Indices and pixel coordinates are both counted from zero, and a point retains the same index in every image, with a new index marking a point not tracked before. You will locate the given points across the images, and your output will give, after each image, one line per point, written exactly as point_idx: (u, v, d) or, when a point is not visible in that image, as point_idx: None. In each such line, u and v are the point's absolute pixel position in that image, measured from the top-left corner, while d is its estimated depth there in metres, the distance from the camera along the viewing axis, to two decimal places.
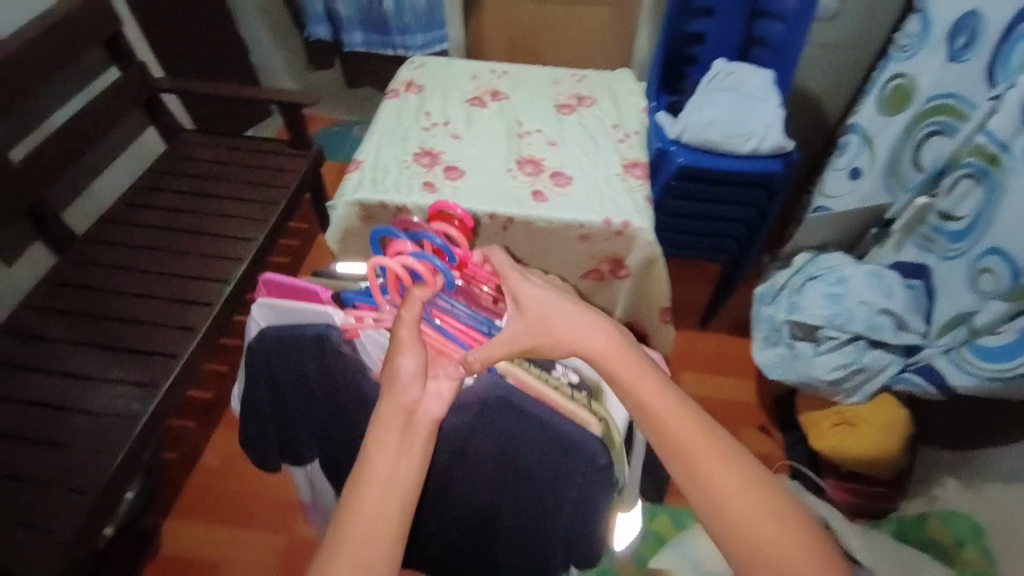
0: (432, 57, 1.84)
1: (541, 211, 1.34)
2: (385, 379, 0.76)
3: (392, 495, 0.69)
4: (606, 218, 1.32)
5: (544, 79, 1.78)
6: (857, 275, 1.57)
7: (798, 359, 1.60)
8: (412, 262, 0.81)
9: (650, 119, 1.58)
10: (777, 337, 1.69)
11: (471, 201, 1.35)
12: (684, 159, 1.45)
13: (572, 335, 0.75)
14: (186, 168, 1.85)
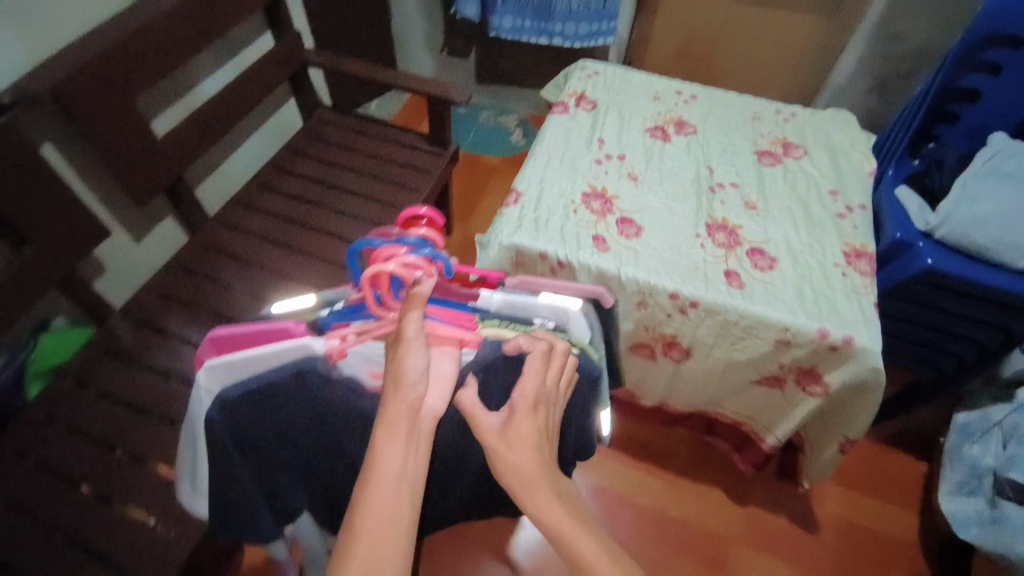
0: (608, 65, 1.56)
1: (736, 302, 1.07)
2: (389, 378, 0.63)
3: (406, 492, 0.59)
4: (821, 328, 1.03)
5: (743, 112, 1.45)
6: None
7: (1004, 525, 1.17)
8: (409, 256, 0.73)
9: (885, 194, 1.23)
10: (978, 487, 1.28)
11: (649, 270, 1.11)
12: (934, 258, 1.10)
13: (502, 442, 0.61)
14: (320, 151, 1.72)
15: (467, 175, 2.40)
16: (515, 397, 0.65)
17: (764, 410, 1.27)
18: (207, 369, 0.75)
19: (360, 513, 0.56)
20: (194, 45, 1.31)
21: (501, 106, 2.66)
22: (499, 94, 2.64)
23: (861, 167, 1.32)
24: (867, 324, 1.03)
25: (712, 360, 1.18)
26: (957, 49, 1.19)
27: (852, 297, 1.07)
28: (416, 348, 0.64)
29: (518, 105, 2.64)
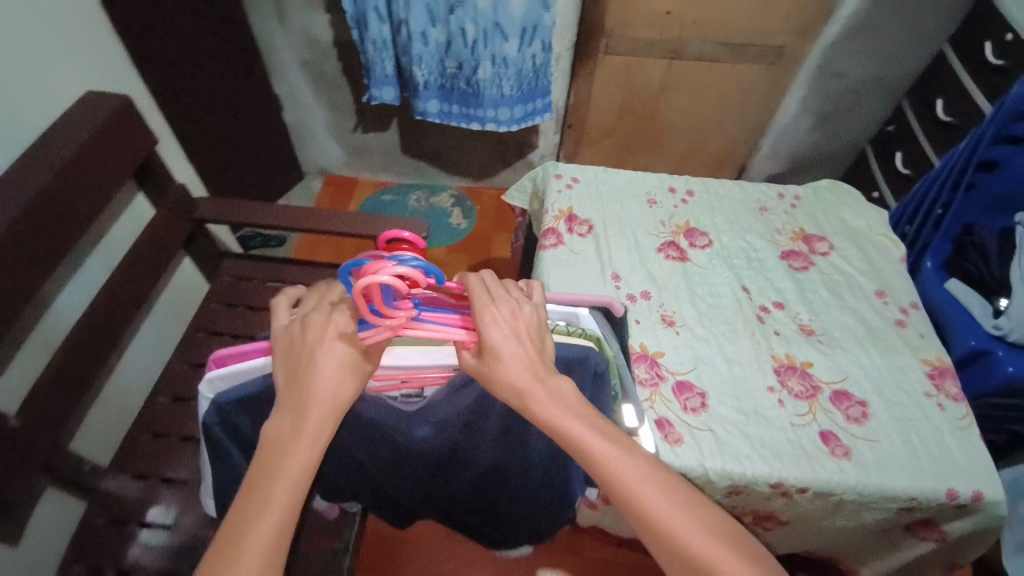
0: (587, 167, 1.34)
1: (847, 478, 0.88)
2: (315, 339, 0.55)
3: (326, 414, 0.53)
4: (949, 489, 0.87)
5: (748, 203, 1.29)
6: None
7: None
8: (401, 266, 0.55)
9: (934, 290, 1.13)
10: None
11: (737, 461, 0.90)
12: (1018, 368, 0.98)
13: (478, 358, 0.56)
14: (240, 321, 1.30)
15: None
16: (504, 331, 0.56)
17: (857, 549, 1.08)
18: (211, 379, 0.66)
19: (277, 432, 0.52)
20: (37, 265, 0.89)
21: (430, 185, 2.32)
22: (425, 174, 2.30)
23: (890, 253, 1.20)
24: (989, 471, 0.89)
25: (812, 524, 0.99)
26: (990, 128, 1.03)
27: (955, 436, 0.93)
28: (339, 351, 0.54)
29: (449, 181, 2.32)
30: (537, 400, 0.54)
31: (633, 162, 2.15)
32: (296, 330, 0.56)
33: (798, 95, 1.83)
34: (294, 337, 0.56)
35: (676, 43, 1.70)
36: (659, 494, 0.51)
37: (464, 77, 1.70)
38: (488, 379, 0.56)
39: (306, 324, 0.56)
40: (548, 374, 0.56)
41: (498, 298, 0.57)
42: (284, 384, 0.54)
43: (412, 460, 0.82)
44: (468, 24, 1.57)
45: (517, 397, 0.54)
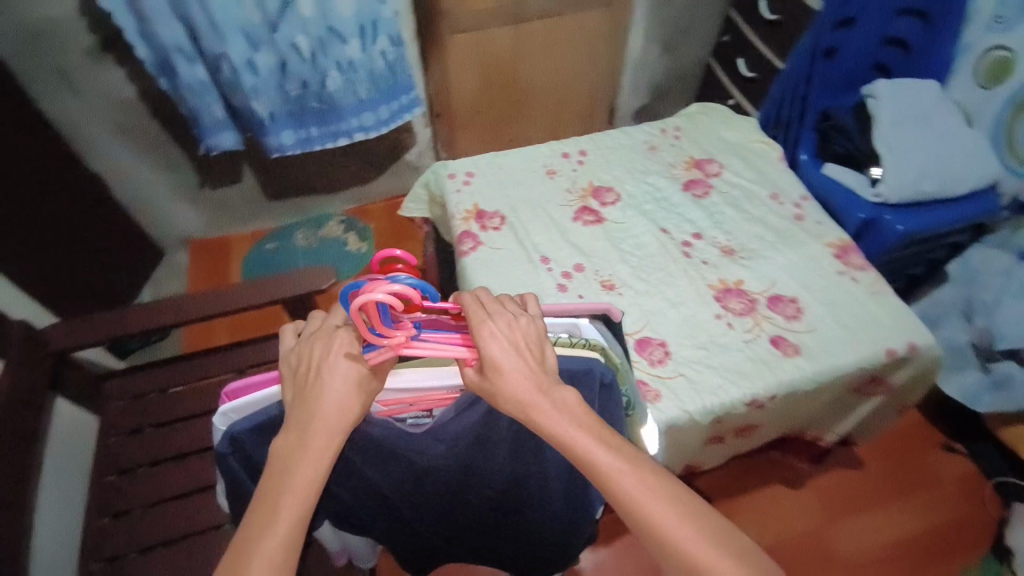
0: (476, 157, 1.29)
1: (806, 372, 0.96)
2: (319, 351, 0.60)
3: (332, 426, 0.57)
4: (886, 349, 0.98)
5: (638, 146, 1.32)
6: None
7: (1012, 386, 1.38)
8: (396, 287, 0.62)
9: (815, 178, 1.23)
10: (966, 362, 1.46)
11: (714, 394, 0.94)
12: (903, 225, 1.12)
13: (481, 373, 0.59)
14: (157, 443, 1.13)
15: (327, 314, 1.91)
16: (502, 342, 0.59)
17: (824, 422, 1.20)
18: (225, 411, 0.67)
19: (292, 437, 0.56)
20: None
21: (314, 219, 2.13)
22: (303, 209, 2.11)
23: (770, 155, 1.29)
24: (912, 320, 1.01)
25: (785, 420, 1.08)
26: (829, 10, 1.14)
27: (876, 300, 1.04)
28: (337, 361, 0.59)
29: (333, 207, 2.15)
30: (540, 410, 0.56)
31: (510, 134, 2.13)
32: (304, 357, 0.61)
33: (638, 27, 1.89)
34: (304, 365, 0.61)
35: (514, 4, 1.67)
36: (650, 494, 0.52)
37: (312, 96, 1.54)
38: (492, 396, 0.59)
39: (314, 347, 0.61)
40: (550, 384, 0.58)
41: (493, 320, 0.60)
42: (292, 400, 0.59)
43: (433, 481, 0.79)
44: (298, 38, 1.42)
45: (518, 407, 0.56)
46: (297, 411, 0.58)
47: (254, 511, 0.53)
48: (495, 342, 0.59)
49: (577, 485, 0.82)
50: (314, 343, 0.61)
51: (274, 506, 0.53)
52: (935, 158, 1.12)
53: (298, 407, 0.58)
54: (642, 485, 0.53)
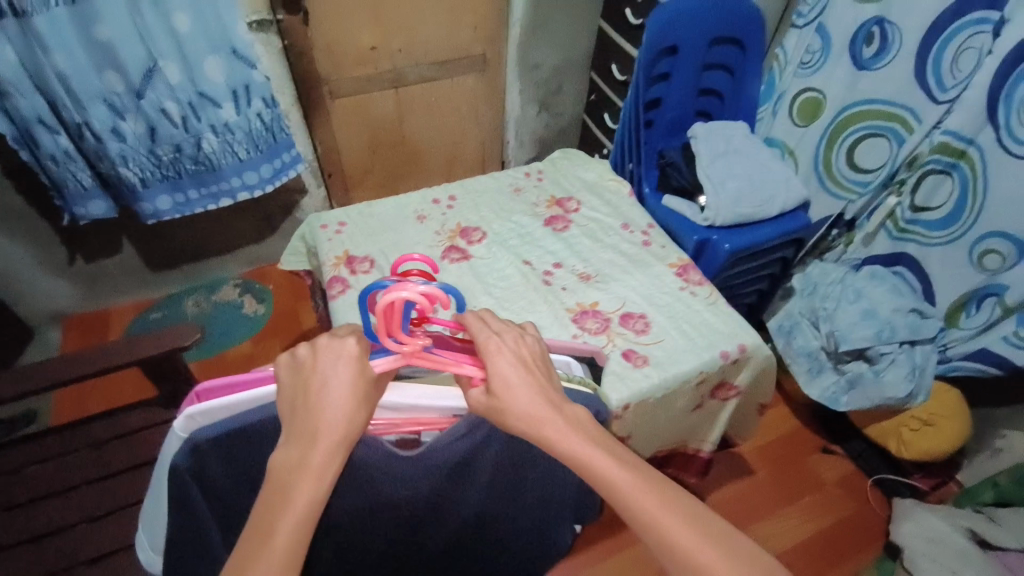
0: (349, 208, 1.33)
1: (651, 380, 1.03)
2: (315, 372, 0.64)
3: (336, 447, 0.60)
4: (721, 352, 1.08)
5: (505, 190, 1.42)
6: (870, 287, 1.55)
7: (863, 384, 1.52)
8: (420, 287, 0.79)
9: (657, 208, 1.39)
10: (822, 367, 1.61)
11: None
12: (730, 243, 1.28)
13: (492, 395, 0.66)
14: (21, 524, 1.11)
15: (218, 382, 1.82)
16: (512, 364, 0.68)
17: (697, 429, 1.28)
18: (190, 415, 0.66)
19: (300, 453, 0.59)
20: None
21: (206, 284, 2.07)
22: (195, 274, 2.05)
23: (621, 191, 1.43)
24: (741, 324, 1.13)
25: (654, 427, 1.15)
26: (645, 66, 1.32)
27: (713, 309, 1.16)
28: (335, 383, 0.63)
29: (227, 271, 2.10)
30: (548, 421, 0.63)
31: (404, 188, 2.21)
32: (307, 373, 0.64)
33: (513, 89, 2.06)
34: (308, 381, 0.63)
35: (391, 72, 1.81)
36: (657, 502, 0.56)
37: (188, 160, 1.56)
38: (499, 412, 0.66)
39: (318, 364, 0.64)
40: (554, 398, 0.66)
41: (492, 349, 0.70)
42: (290, 414, 0.62)
43: (408, 520, 0.86)
44: (167, 104, 1.45)
45: (532, 424, 0.63)
46: (306, 424, 0.61)
47: (259, 516, 0.56)
48: (502, 363, 0.68)
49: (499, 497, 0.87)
50: (321, 354, 0.65)
51: (279, 511, 0.56)
52: (749, 186, 1.30)
53: (305, 425, 0.61)
54: (643, 486, 0.57)
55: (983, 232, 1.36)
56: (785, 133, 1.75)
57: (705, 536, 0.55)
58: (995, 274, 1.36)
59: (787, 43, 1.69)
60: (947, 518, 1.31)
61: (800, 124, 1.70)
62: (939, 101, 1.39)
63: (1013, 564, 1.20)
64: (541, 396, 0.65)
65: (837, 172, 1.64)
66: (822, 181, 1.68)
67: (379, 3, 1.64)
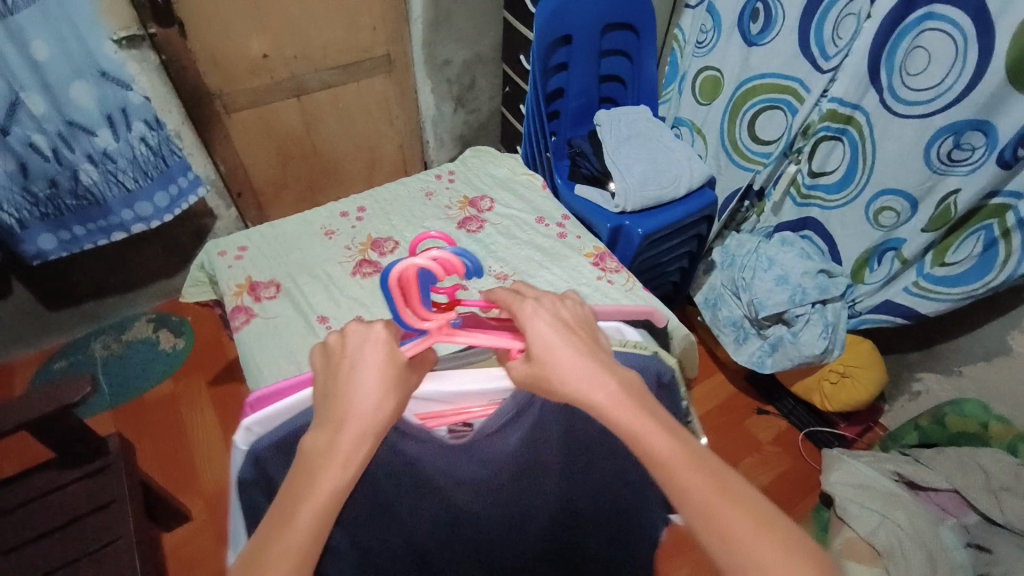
0: (249, 230, 1.26)
1: None
2: (344, 355, 0.63)
3: (365, 435, 0.59)
4: None
5: (416, 196, 1.38)
6: (782, 254, 1.61)
7: (783, 346, 1.58)
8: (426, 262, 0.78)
9: (570, 198, 1.38)
10: (746, 333, 1.68)
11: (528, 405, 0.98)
12: (642, 226, 1.29)
13: (534, 364, 0.63)
14: None
15: (137, 428, 1.70)
16: (558, 330, 0.64)
17: None
18: (247, 427, 0.73)
19: (325, 436, 0.58)
20: None
21: (115, 323, 1.94)
22: (99, 311, 1.91)
23: (534, 185, 1.42)
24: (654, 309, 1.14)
25: None
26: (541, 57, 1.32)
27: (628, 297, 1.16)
28: (365, 360, 0.63)
29: (138, 307, 1.98)
30: (590, 392, 0.58)
31: (324, 201, 2.13)
32: (337, 364, 0.63)
33: (425, 88, 2.00)
34: (337, 372, 0.63)
35: (293, 81, 1.73)
36: (710, 488, 0.50)
37: (67, 194, 1.45)
38: (544, 377, 0.62)
39: (351, 354, 0.63)
40: (604, 360, 0.61)
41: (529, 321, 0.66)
42: (326, 392, 0.62)
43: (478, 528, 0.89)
44: (34, 136, 1.34)
45: (575, 397, 0.58)
46: (337, 403, 0.60)
47: (290, 485, 0.56)
48: (550, 332, 0.64)
49: (575, 479, 0.88)
50: (351, 342, 0.64)
51: (301, 498, 0.55)
52: (654, 169, 1.32)
53: (333, 407, 0.60)
54: (691, 471, 0.50)
55: (877, 191, 1.43)
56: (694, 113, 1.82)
57: (757, 528, 0.47)
58: (891, 230, 1.44)
59: (685, 24, 1.77)
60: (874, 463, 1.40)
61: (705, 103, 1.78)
62: (822, 71, 1.44)
63: (946, 503, 1.31)
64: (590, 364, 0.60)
65: (742, 145, 1.71)
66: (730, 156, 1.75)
67: (264, 11, 1.56)
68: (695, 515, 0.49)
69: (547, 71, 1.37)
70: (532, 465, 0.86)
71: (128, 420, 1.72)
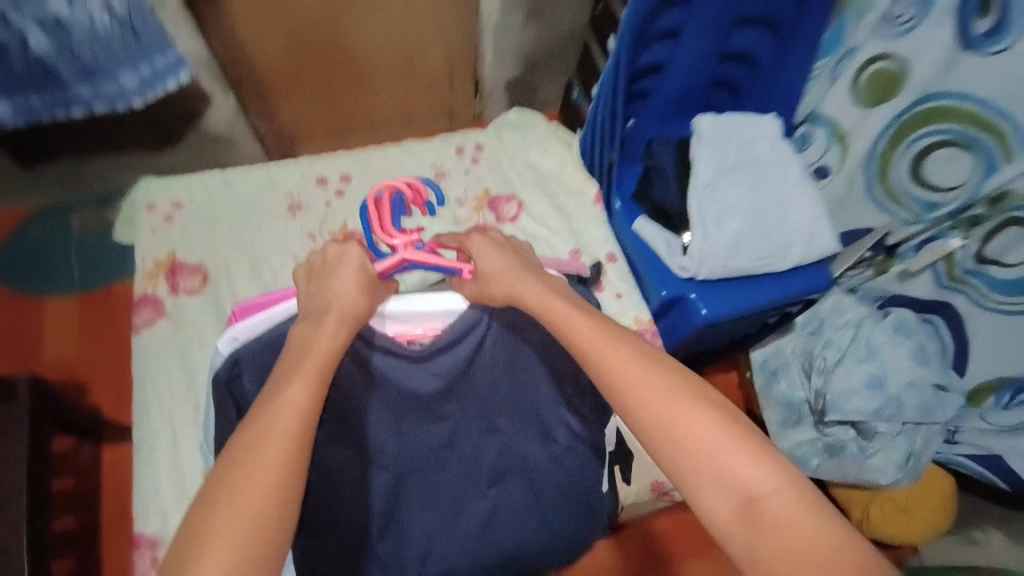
0: (189, 177, 0.96)
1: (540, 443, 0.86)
2: (336, 258, 0.70)
3: (343, 324, 0.66)
4: None
5: (423, 175, 1.04)
6: (890, 347, 1.24)
7: (842, 457, 1.26)
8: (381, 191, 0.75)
9: (626, 238, 1.00)
10: (801, 420, 1.32)
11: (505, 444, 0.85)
12: (710, 308, 0.91)
13: (487, 282, 0.74)
14: None
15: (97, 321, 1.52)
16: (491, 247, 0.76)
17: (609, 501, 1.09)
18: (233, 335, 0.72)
19: (306, 336, 0.65)
20: None
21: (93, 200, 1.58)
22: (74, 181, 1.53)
23: (581, 195, 1.06)
24: None
25: None
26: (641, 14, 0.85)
27: None
28: (344, 263, 0.69)
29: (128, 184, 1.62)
30: (555, 313, 0.68)
31: (361, 110, 1.71)
32: (313, 282, 0.70)
33: None
34: (315, 291, 0.69)
35: None
36: (637, 381, 0.62)
37: (11, 60, 0.99)
38: (487, 288, 0.74)
39: (333, 263, 0.70)
40: (571, 302, 0.69)
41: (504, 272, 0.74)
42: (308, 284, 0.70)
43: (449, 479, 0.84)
44: None
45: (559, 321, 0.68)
46: (331, 290, 0.68)
47: (283, 368, 0.62)
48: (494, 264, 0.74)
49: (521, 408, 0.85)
50: (333, 257, 0.71)
51: (295, 372, 0.60)
52: (754, 226, 0.92)
53: (314, 309, 0.67)
54: (634, 382, 0.62)
55: None
56: (839, 110, 1.26)
57: (693, 404, 0.60)
58: None
59: None
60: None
61: (864, 108, 1.22)
62: None
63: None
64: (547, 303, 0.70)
65: (895, 185, 1.20)
66: (870, 191, 1.25)
67: None
68: (649, 411, 0.60)
69: (645, 39, 0.91)
70: (490, 398, 0.83)
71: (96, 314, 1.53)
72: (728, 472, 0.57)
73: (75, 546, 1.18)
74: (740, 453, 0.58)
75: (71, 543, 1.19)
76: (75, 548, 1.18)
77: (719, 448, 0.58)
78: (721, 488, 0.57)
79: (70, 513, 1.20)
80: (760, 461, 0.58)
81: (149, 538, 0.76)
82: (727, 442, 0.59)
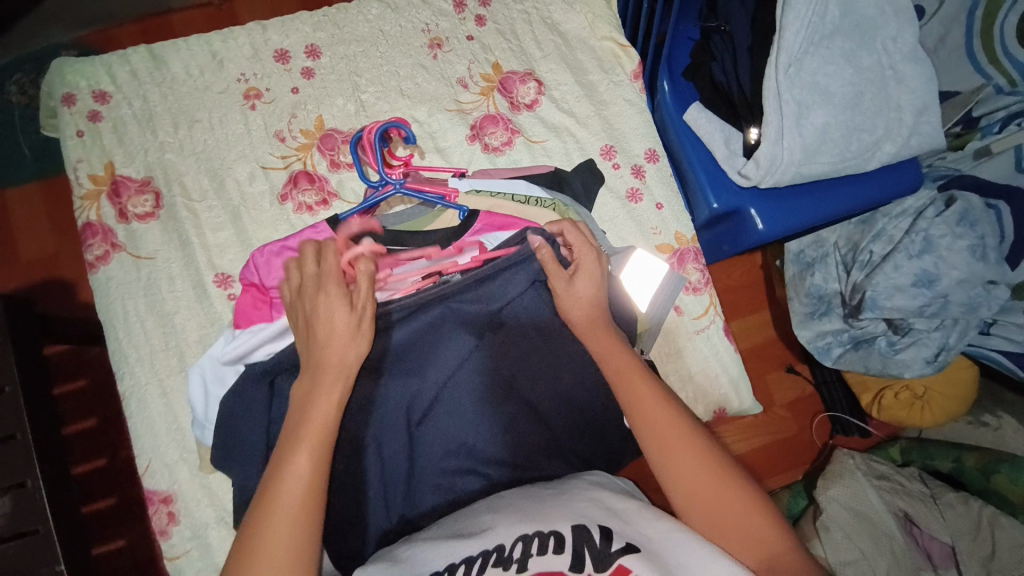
0: (108, 57, 0.74)
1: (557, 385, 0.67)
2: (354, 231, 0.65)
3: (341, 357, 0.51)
4: (716, 407, 0.79)
5: (413, 45, 0.80)
6: (950, 239, 0.91)
7: (869, 350, 0.99)
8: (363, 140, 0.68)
9: (677, 128, 0.80)
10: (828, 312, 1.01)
11: (518, 372, 0.66)
12: (768, 222, 0.76)
13: (573, 291, 0.63)
14: None
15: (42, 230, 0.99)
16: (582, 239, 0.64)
17: None
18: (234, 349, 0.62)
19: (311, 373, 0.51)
20: None
21: (31, 55, 1.00)
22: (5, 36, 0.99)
23: (617, 70, 0.83)
24: (725, 380, 0.79)
25: None
26: None
27: (695, 344, 0.79)
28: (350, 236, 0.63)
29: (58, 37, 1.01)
30: (608, 350, 0.61)
31: None
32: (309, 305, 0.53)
33: None
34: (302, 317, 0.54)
35: None
36: (670, 415, 0.55)
37: None
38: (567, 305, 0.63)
39: (324, 279, 0.53)
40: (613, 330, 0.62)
41: (585, 266, 0.64)
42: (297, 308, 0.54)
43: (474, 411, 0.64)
44: None
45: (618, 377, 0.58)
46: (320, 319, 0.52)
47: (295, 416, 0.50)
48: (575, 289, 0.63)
49: (545, 357, 0.67)
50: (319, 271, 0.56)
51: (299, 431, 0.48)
52: (845, 115, 0.71)
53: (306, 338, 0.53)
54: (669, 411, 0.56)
55: None
56: None
57: (715, 466, 0.53)
58: None
59: None
60: (885, 491, 1.01)
61: None
62: None
63: (934, 555, 0.96)
64: (607, 337, 0.61)
65: None
66: None
67: None
68: (661, 458, 0.54)
69: None
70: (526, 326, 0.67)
71: (33, 220, 0.99)
72: (753, 536, 0.50)
73: (99, 446, 0.95)
74: (758, 513, 0.51)
75: (96, 439, 0.95)
76: (102, 448, 0.94)
77: (742, 500, 0.51)
78: (742, 551, 0.50)
79: (87, 414, 0.95)
80: (777, 521, 0.51)
81: (162, 496, 0.67)
82: (747, 505, 0.51)
